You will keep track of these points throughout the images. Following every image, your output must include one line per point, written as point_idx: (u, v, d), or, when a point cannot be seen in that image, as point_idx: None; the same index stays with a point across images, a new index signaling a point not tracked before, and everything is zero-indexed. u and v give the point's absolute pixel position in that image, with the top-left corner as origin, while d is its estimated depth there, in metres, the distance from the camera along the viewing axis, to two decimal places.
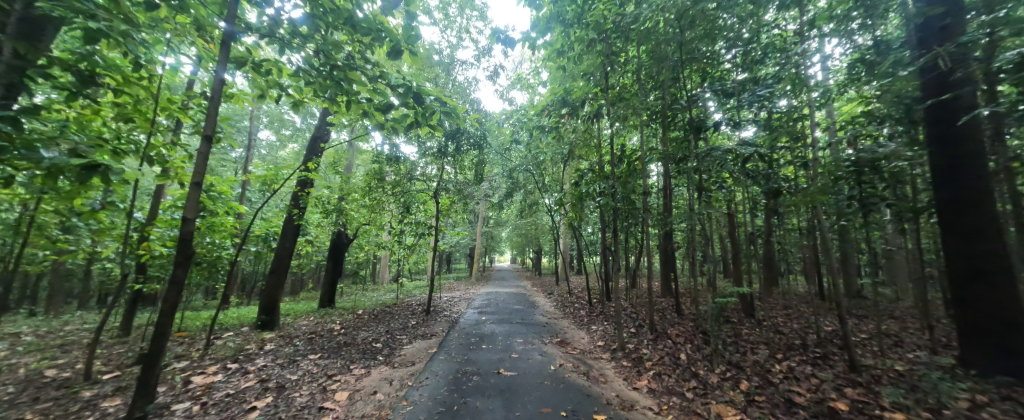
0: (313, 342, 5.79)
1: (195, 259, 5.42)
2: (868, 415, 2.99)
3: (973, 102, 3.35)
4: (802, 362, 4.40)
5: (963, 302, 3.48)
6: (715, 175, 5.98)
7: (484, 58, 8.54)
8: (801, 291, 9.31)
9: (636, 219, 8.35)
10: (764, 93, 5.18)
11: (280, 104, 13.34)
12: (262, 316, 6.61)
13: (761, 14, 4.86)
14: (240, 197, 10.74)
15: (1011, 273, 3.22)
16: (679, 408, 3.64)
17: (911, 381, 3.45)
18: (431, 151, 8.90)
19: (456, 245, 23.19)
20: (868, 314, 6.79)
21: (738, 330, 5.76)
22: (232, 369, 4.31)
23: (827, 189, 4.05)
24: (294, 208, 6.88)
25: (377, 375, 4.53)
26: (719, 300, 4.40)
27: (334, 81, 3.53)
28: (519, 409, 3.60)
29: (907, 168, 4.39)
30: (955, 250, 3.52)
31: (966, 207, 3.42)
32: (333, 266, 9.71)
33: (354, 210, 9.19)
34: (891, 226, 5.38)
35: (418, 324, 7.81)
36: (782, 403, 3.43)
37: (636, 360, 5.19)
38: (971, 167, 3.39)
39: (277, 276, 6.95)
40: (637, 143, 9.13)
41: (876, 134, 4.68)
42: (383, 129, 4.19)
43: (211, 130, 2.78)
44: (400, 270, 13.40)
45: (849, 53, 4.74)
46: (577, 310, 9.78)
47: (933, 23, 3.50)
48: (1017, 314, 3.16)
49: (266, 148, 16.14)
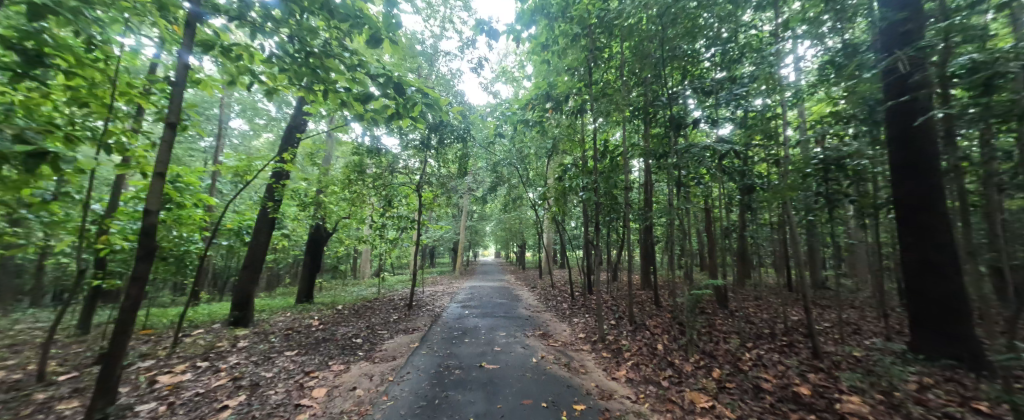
0: (289, 338, 5.64)
1: (160, 253, 5.24)
2: (828, 398, 3.17)
3: (928, 105, 3.56)
4: (770, 350, 4.63)
5: (914, 293, 3.74)
6: (693, 171, 6.15)
7: (468, 49, 8.37)
8: (771, 283, 9.77)
9: (617, 214, 8.51)
10: (740, 93, 5.35)
11: (253, 92, 12.64)
12: (234, 313, 6.34)
13: (739, 15, 4.98)
14: (211, 189, 10.24)
15: (955, 264, 3.48)
16: (655, 396, 3.76)
17: (866, 366, 3.69)
18: (414, 144, 8.75)
19: (441, 239, 22.97)
20: (831, 304, 7.20)
21: (713, 321, 5.99)
22: (202, 367, 4.14)
23: (796, 186, 4.24)
24: (270, 200, 6.61)
25: (357, 371, 4.46)
26: (695, 292, 4.53)
27: (309, 69, 3.38)
28: (501, 402, 3.64)
29: (869, 167, 4.63)
30: (909, 244, 3.76)
31: (920, 204, 3.65)
32: (310, 261, 9.38)
33: (333, 203, 8.94)
34: (854, 221, 5.69)
35: (400, 319, 7.75)
36: (750, 389, 3.59)
37: (615, 351, 5.32)
38: (926, 166, 3.63)
39: (251, 272, 6.70)
40: (620, 138, 9.25)
41: (843, 134, 4.93)
42: (362, 121, 4.05)
43: (176, 117, 2.64)
44: (382, 265, 13.20)
45: (819, 55, 4.90)
46: (560, 303, 9.95)
47: (896, 28, 3.70)
48: (959, 304, 3.43)
49: (239, 138, 15.25)
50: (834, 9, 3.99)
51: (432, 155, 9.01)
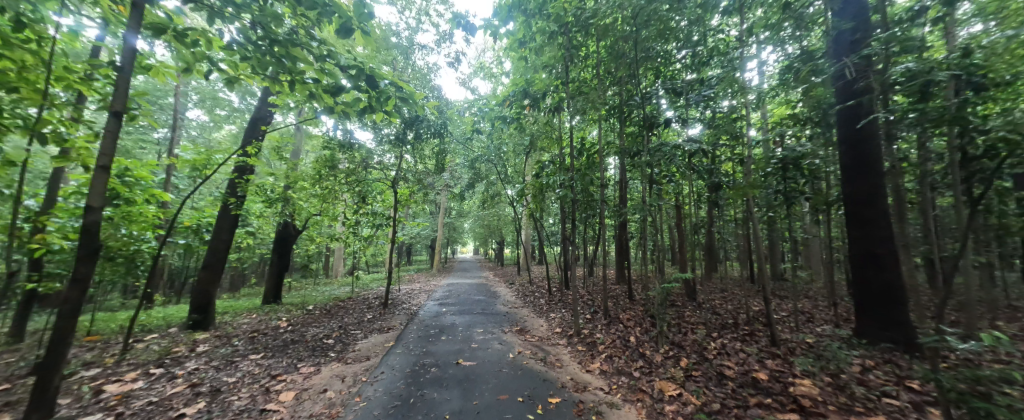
0: (254, 341, 5.37)
1: (107, 253, 4.86)
2: (782, 382, 3.39)
3: (871, 108, 3.86)
4: (733, 339, 4.88)
5: (858, 283, 4.05)
6: (665, 169, 6.39)
7: (445, 43, 8.21)
8: (736, 276, 10.34)
9: (593, 210, 8.67)
10: (708, 94, 5.57)
11: (212, 80, 11.77)
12: (193, 315, 5.96)
13: (707, 20, 5.17)
14: (165, 184, 9.52)
15: (893, 256, 3.82)
16: (627, 387, 3.89)
17: (817, 352, 3.97)
18: (389, 138, 8.49)
19: (417, 236, 22.57)
20: (788, 294, 7.71)
21: (682, 314, 6.25)
22: (156, 374, 3.87)
23: (758, 183, 4.47)
24: (231, 196, 6.21)
25: (328, 372, 4.33)
26: (666, 285, 4.70)
27: (274, 58, 3.19)
28: (477, 398, 3.65)
29: (823, 166, 4.95)
30: (855, 238, 4.07)
31: (864, 201, 3.96)
32: (277, 260, 8.96)
33: (302, 199, 8.56)
34: (810, 217, 6.08)
35: (375, 318, 7.56)
36: (714, 376, 3.78)
37: (590, 344, 5.45)
38: (870, 164, 3.93)
39: (212, 271, 6.32)
40: (596, 137, 9.41)
41: (800, 135, 5.25)
42: (332, 114, 3.90)
43: (120, 105, 2.43)
44: (356, 263, 12.85)
45: (780, 60, 5.18)
46: (537, 298, 10.07)
47: (845, 38, 4.00)
48: (896, 292, 3.76)
49: (197, 129, 14.18)
50: (793, 17, 4.22)
51: (408, 150, 8.87)
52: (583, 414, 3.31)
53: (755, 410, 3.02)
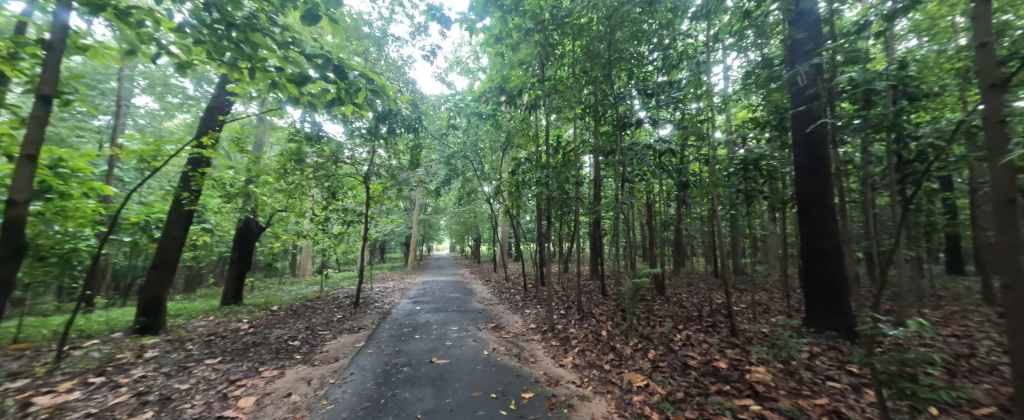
0: (211, 345, 5.05)
1: (38, 252, 4.41)
2: (740, 370, 3.60)
3: (821, 112, 4.13)
4: (697, 330, 5.13)
5: (808, 276, 4.36)
6: (637, 168, 6.58)
7: (420, 35, 8.02)
8: (702, 271, 10.87)
9: (569, 207, 8.81)
10: (677, 96, 5.78)
11: (162, 64, 10.85)
12: (140, 319, 5.51)
13: (678, 24, 5.33)
14: (107, 176, 8.69)
15: (837, 250, 4.14)
16: (598, 379, 4.00)
17: (771, 340, 4.26)
18: (360, 132, 8.08)
19: (391, 233, 22.07)
20: (747, 288, 8.19)
21: (651, 307, 6.50)
22: (96, 384, 3.54)
23: (720, 182, 4.70)
24: (184, 190, 5.76)
25: (292, 376, 4.14)
26: (636, 281, 4.84)
27: (231, 43, 2.97)
28: (449, 396, 3.62)
29: (779, 167, 5.27)
30: (805, 234, 4.37)
31: (814, 200, 4.26)
32: (238, 258, 8.45)
33: (266, 195, 8.09)
34: (768, 215, 6.47)
35: (345, 318, 7.32)
36: (679, 366, 3.96)
37: (563, 339, 5.56)
38: (820, 166, 4.22)
39: (162, 271, 5.85)
40: (572, 135, 9.55)
41: (760, 138, 5.57)
42: (298, 105, 3.72)
43: (50, 89, 2.18)
44: (325, 261, 12.35)
45: (743, 66, 5.45)
46: (513, 295, 10.13)
47: (801, 47, 4.23)
48: (839, 285, 4.08)
49: (146, 117, 13.06)
50: (755, 25, 4.44)
51: (381, 145, 8.60)
52: (555, 408, 3.36)
53: (715, 396, 3.20)
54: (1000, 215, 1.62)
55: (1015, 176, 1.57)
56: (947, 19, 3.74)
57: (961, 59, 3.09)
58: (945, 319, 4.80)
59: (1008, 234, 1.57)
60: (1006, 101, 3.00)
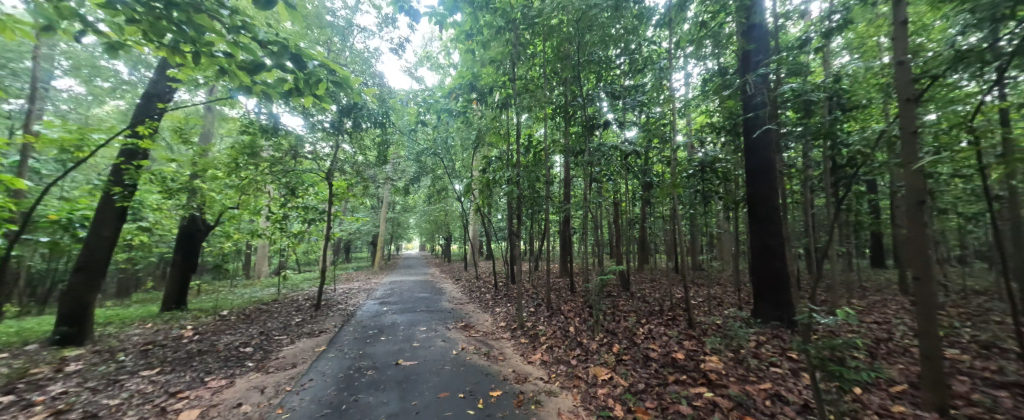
0: (148, 354, 4.60)
1: None
2: (696, 359, 3.83)
3: (766, 119, 4.46)
4: (658, 324, 5.39)
5: (755, 271, 4.70)
6: (604, 168, 6.76)
7: (387, 27, 7.75)
8: (664, 267, 11.43)
9: (539, 206, 8.90)
10: (642, 100, 6.02)
11: (89, 43, 9.70)
12: (59, 328, 4.90)
13: (642, 30, 5.53)
14: (19, 167, 7.61)
15: (780, 247, 4.50)
16: (565, 374, 4.09)
17: (723, 332, 4.55)
18: (322, 126, 7.69)
19: (357, 232, 21.19)
20: (704, 282, 8.71)
21: (616, 303, 6.74)
22: (2, 403, 3.10)
23: (680, 183, 4.94)
24: (115, 184, 5.18)
25: (243, 385, 3.87)
26: (602, 277, 4.98)
27: (172, 25, 2.69)
28: (415, 398, 3.54)
29: (732, 169, 5.62)
30: (754, 232, 4.71)
31: (760, 201, 4.60)
32: (182, 259, 7.74)
33: (214, 191, 7.45)
34: (722, 214, 6.90)
35: (304, 321, 6.95)
36: (641, 358, 4.14)
37: (532, 336, 5.62)
38: (765, 169, 4.56)
39: (87, 275, 5.22)
40: (542, 135, 9.65)
41: (716, 142, 5.92)
42: (250, 95, 3.47)
43: None
44: (283, 262, 11.62)
45: (702, 74, 5.75)
46: (483, 294, 10.09)
47: (752, 57, 4.53)
48: (782, 279, 4.45)
49: (69, 103, 11.66)
50: (713, 35, 4.72)
51: (345, 140, 8.23)
52: (522, 404, 3.39)
53: (673, 386, 3.37)
54: (912, 215, 1.84)
55: (924, 181, 1.79)
56: (874, 38, 4.16)
57: (884, 75, 3.48)
58: (869, 308, 5.37)
59: (918, 232, 1.78)
60: (919, 114, 3.40)
